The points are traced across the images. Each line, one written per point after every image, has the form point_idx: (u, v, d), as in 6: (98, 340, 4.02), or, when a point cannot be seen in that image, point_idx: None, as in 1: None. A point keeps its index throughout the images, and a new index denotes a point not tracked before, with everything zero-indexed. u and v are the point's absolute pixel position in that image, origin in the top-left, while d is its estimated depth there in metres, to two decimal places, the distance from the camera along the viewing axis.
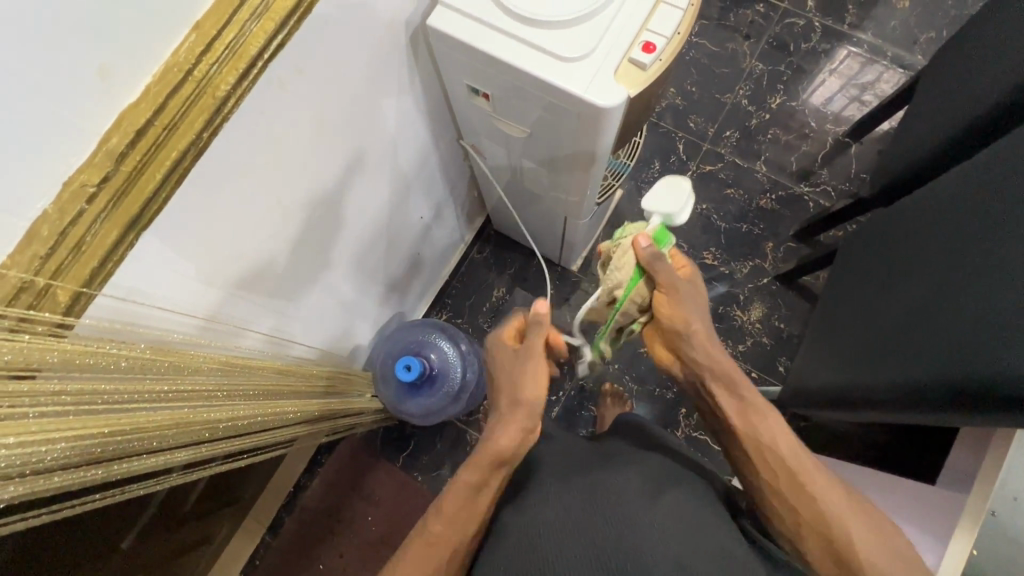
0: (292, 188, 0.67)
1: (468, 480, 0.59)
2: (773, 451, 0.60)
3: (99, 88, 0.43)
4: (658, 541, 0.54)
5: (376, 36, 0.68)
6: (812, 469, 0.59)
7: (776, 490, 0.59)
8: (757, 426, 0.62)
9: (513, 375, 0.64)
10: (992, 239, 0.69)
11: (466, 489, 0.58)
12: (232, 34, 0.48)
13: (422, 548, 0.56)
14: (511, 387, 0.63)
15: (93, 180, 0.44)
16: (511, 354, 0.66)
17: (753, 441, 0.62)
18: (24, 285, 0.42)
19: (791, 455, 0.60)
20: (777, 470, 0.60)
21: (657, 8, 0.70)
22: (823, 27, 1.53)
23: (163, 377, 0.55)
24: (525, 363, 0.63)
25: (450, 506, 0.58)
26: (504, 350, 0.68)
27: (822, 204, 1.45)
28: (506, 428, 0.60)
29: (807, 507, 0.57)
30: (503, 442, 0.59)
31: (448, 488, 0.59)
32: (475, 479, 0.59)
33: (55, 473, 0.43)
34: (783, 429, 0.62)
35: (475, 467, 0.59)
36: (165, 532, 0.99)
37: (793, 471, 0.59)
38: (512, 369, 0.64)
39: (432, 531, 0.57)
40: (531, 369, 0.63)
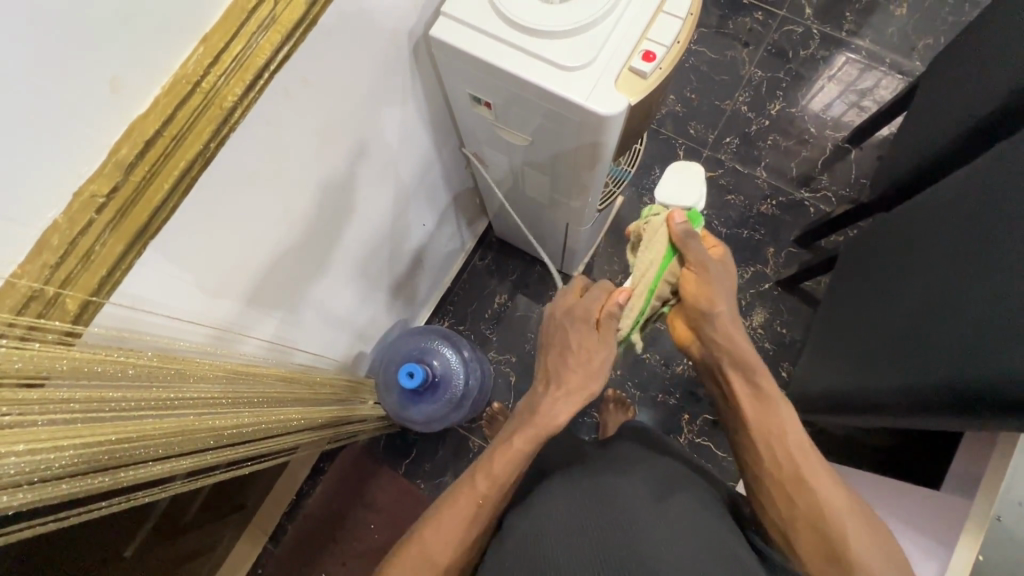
0: (297, 196, 0.68)
1: (520, 446, 0.62)
2: (782, 441, 0.61)
3: (110, 100, 0.43)
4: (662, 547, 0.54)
5: (379, 46, 0.69)
6: (818, 465, 0.60)
7: (776, 480, 0.60)
8: (769, 416, 0.63)
9: (590, 362, 0.67)
10: (992, 243, 0.69)
11: (518, 457, 0.62)
12: (240, 46, 0.49)
13: (467, 504, 0.60)
14: (583, 374, 0.67)
15: (102, 191, 0.44)
16: (593, 337, 0.68)
17: (763, 428, 0.62)
18: (34, 294, 0.42)
19: (800, 446, 0.61)
20: (783, 460, 0.60)
21: (655, 18, 0.70)
22: (821, 34, 1.54)
23: (169, 384, 0.55)
24: (603, 353, 0.68)
25: (498, 467, 0.61)
26: (586, 331, 0.68)
27: (822, 209, 1.45)
28: (569, 406, 0.65)
29: (807, 501, 0.58)
30: (563, 419, 0.64)
31: (498, 452, 0.63)
32: (528, 449, 0.62)
33: (62, 481, 0.43)
34: (795, 420, 0.63)
35: (528, 436, 0.63)
36: (168, 540, 0.99)
37: (800, 463, 0.60)
38: (588, 353, 0.67)
39: (477, 488, 0.60)
40: (604, 363, 0.68)
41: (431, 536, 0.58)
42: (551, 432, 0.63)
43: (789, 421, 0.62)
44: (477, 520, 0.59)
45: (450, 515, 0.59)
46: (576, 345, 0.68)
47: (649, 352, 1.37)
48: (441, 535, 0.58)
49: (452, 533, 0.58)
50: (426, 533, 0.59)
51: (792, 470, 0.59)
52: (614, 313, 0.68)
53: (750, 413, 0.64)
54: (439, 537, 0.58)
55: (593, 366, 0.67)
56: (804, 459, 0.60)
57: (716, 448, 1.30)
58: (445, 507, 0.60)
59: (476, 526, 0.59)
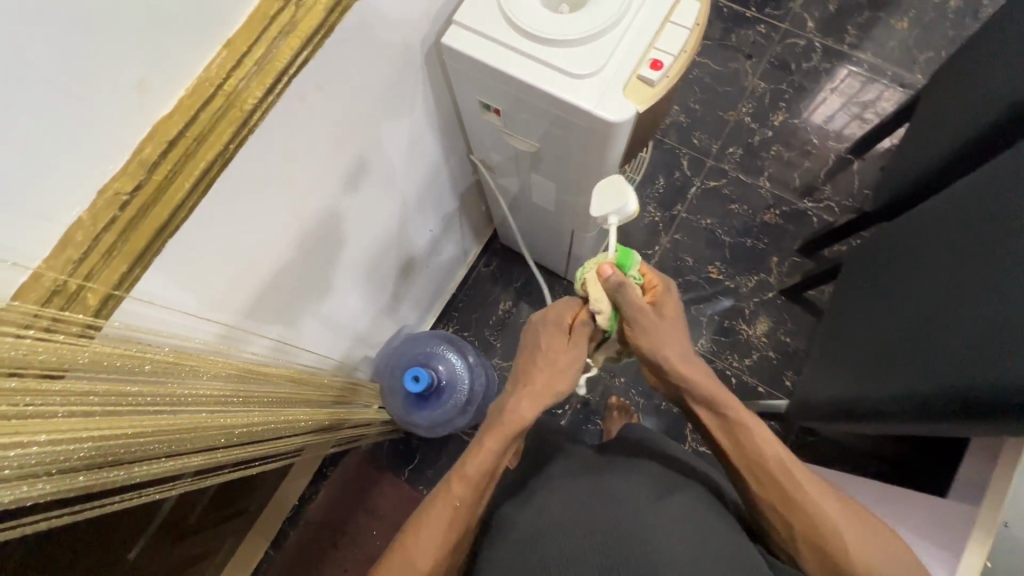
0: (308, 200, 0.69)
1: (490, 447, 0.59)
2: (763, 468, 0.59)
3: (137, 101, 0.45)
4: (670, 544, 0.55)
5: (392, 54, 0.70)
6: (805, 480, 0.58)
7: (769, 504, 0.60)
8: (743, 446, 0.61)
9: (558, 362, 0.63)
10: (994, 250, 0.70)
11: (490, 458, 0.58)
12: (261, 51, 0.50)
13: (443, 509, 0.57)
14: (550, 374, 0.62)
15: (126, 188, 0.46)
16: (563, 343, 0.63)
17: (743, 459, 0.61)
18: (58, 288, 0.44)
19: (784, 466, 0.59)
20: (769, 485, 0.59)
21: (663, 28, 0.72)
22: (823, 47, 1.57)
23: (182, 381, 0.57)
24: (573, 357, 0.63)
25: (471, 469, 0.58)
26: (556, 335, 0.63)
27: (825, 219, 1.46)
28: (536, 404, 0.60)
29: (800, 518, 0.57)
30: (530, 417, 0.60)
31: (470, 453, 0.59)
32: (499, 448, 0.59)
33: (79, 473, 0.44)
34: (773, 440, 0.60)
35: (498, 434, 0.59)
36: (171, 543, 0.99)
37: (787, 483, 0.58)
38: (556, 356, 0.63)
39: (452, 492, 0.58)
40: (575, 366, 0.63)
41: (411, 547, 0.56)
42: (521, 431, 0.59)
43: (767, 443, 0.60)
44: (457, 524, 0.58)
45: (428, 523, 0.57)
46: (544, 349, 0.63)
47: None
48: (422, 543, 0.56)
49: (433, 540, 0.56)
50: (406, 544, 0.57)
51: (781, 494, 0.58)
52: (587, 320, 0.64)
53: (726, 445, 0.62)
54: (420, 547, 0.56)
55: (561, 369, 0.62)
56: (789, 479, 0.58)
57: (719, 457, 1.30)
58: (423, 514, 0.58)
59: (457, 529, 0.58)
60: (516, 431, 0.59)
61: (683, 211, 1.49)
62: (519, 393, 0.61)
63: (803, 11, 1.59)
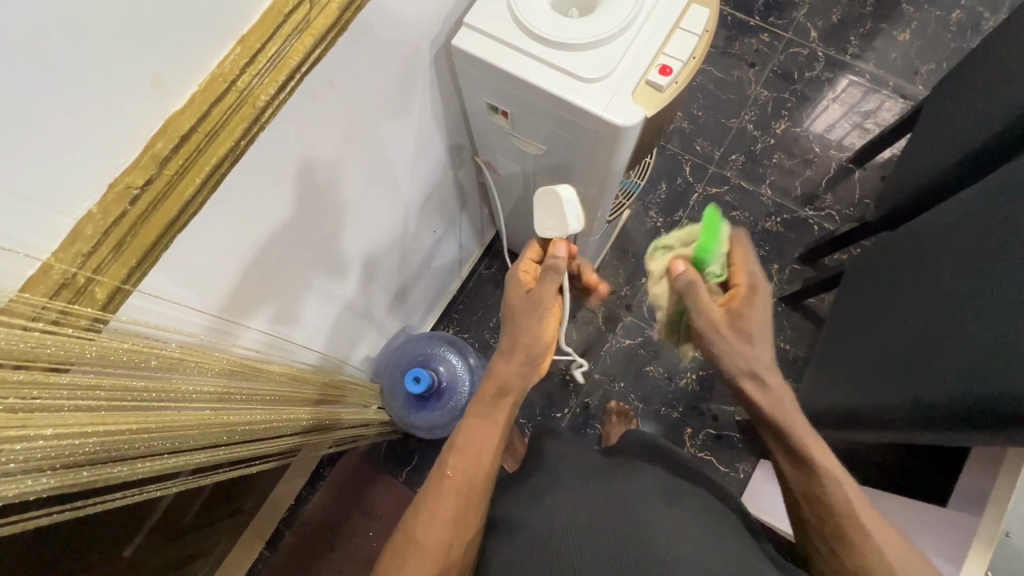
0: (315, 199, 0.69)
1: (475, 413, 0.63)
2: (824, 503, 0.57)
3: (150, 96, 0.45)
4: (677, 544, 0.55)
5: (402, 55, 0.70)
6: (865, 518, 0.56)
7: (821, 536, 0.58)
8: (812, 476, 0.59)
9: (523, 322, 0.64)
10: (997, 260, 0.70)
11: (475, 426, 0.62)
12: (274, 47, 0.50)
13: (438, 476, 0.59)
14: (512, 330, 0.65)
15: (137, 182, 0.46)
16: (521, 292, 0.66)
17: (803, 490, 0.59)
18: (65, 282, 0.43)
19: (845, 503, 0.56)
20: (826, 519, 0.57)
21: (672, 34, 0.72)
22: (826, 57, 1.58)
23: (187, 377, 0.57)
24: (533, 308, 0.64)
25: (461, 438, 0.62)
26: (513, 286, 0.68)
27: (826, 228, 1.47)
28: (510, 362, 0.64)
29: (850, 555, 0.55)
30: (505, 375, 0.64)
31: (459, 427, 0.63)
32: (485, 415, 0.63)
33: (83, 469, 0.45)
34: (841, 475, 0.58)
35: (478, 401, 0.64)
36: (166, 542, 0.98)
37: (843, 519, 0.56)
38: (515, 309, 0.65)
39: (445, 463, 0.60)
40: (533, 319, 0.64)
41: (415, 522, 0.57)
42: (496, 388, 0.64)
43: (831, 479, 0.57)
44: (458, 496, 0.58)
45: (426, 490, 0.59)
46: (505, 303, 0.68)
47: (652, 364, 1.37)
48: (422, 512, 0.57)
49: (433, 508, 0.57)
50: (412, 521, 0.57)
51: (835, 530, 0.56)
52: (555, 259, 0.65)
53: (790, 472, 0.61)
54: (423, 519, 0.56)
55: (522, 322, 0.64)
56: (850, 517, 0.56)
57: (718, 462, 1.30)
58: (425, 486, 0.60)
59: (459, 501, 0.58)
60: (495, 392, 0.64)
61: (684, 217, 1.50)
62: (493, 356, 0.66)
63: (806, 21, 1.60)
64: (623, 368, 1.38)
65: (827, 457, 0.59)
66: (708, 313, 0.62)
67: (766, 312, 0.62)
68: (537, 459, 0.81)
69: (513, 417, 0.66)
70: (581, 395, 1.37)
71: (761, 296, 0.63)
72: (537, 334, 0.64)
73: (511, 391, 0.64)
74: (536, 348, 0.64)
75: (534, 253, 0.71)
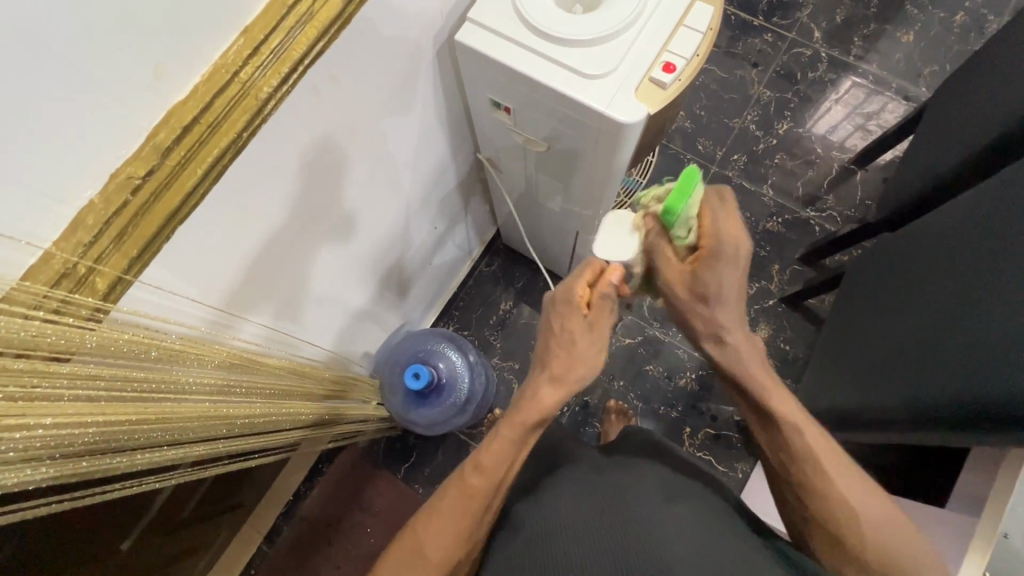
0: (316, 194, 0.69)
1: (508, 437, 0.60)
2: (791, 455, 0.58)
3: (153, 86, 0.45)
4: (677, 541, 0.55)
5: (406, 50, 0.70)
6: (827, 463, 0.57)
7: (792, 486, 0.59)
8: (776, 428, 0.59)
9: (573, 346, 0.62)
10: (997, 261, 0.70)
11: (505, 449, 0.60)
12: (278, 39, 0.50)
13: (459, 499, 0.58)
14: (568, 359, 0.62)
15: (138, 173, 0.45)
16: (579, 321, 0.63)
17: (770, 443, 0.60)
18: (65, 272, 0.43)
19: (810, 453, 0.57)
20: (793, 471, 0.58)
21: (676, 31, 0.72)
22: (829, 57, 1.57)
23: (186, 370, 0.57)
24: (594, 339, 0.63)
25: (488, 458, 0.59)
26: (571, 313, 0.63)
27: (827, 229, 1.47)
28: (557, 391, 0.61)
29: (819, 503, 0.56)
30: (548, 404, 0.61)
31: (485, 442, 0.60)
32: (516, 438, 0.60)
33: (83, 458, 0.45)
34: (803, 424, 0.58)
35: (515, 425, 0.60)
36: (164, 536, 0.98)
37: (807, 469, 0.57)
38: (575, 337, 0.62)
39: (468, 481, 0.59)
40: (593, 348, 0.62)
41: (426, 532, 0.57)
42: (540, 418, 0.61)
43: (793, 429, 0.58)
44: (473, 518, 0.58)
45: (445, 511, 0.57)
46: (559, 329, 0.63)
47: (652, 364, 1.37)
48: (436, 533, 0.56)
49: (449, 530, 0.56)
50: (421, 530, 0.57)
51: (804, 481, 0.57)
52: (607, 295, 0.65)
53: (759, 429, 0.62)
54: (434, 533, 0.56)
55: (581, 351, 0.62)
56: (815, 467, 0.57)
57: (717, 462, 1.30)
58: (440, 500, 0.59)
59: (473, 521, 0.58)
60: (536, 421, 0.61)
61: None
62: (539, 380, 0.62)
63: (810, 21, 1.60)
64: (622, 367, 1.38)
65: (790, 405, 0.59)
66: (672, 281, 0.62)
67: (739, 272, 0.59)
68: (536, 456, 0.81)
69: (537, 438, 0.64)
70: (580, 394, 1.37)
71: (729, 260, 0.58)
72: (595, 364, 0.62)
73: (547, 417, 0.61)
74: (590, 376, 0.62)
75: (591, 275, 0.67)
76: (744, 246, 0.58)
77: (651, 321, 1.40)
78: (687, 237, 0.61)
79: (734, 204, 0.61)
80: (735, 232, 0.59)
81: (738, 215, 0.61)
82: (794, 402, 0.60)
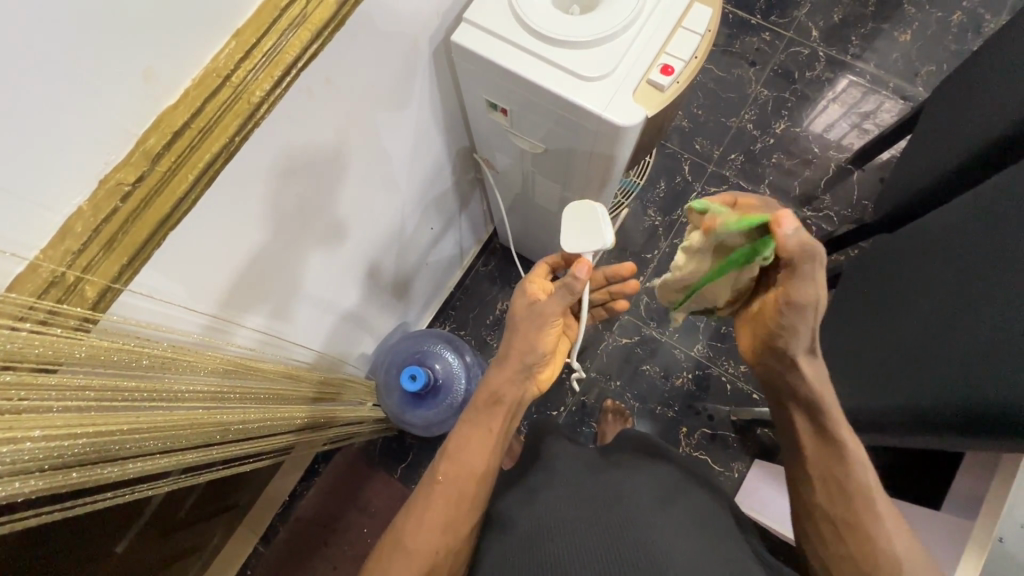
0: (312, 197, 0.68)
1: (471, 419, 0.62)
2: (844, 485, 0.58)
3: (144, 90, 0.44)
4: (670, 542, 0.54)
5: (401, 52, 0.70)
6: (880, 501, 0.57)
7: (827, 515, 0.59)
8: (840, 457, 0.60)
9: (518, 326, 0.63)
10: (995, 266, 0.70)
11: (470, 434, 0.61)
12: (271, 42, 0.49)
13: (429, 486, 0.58)
14: (509, 337, 0.63)
15: (129, 179, 0.45)
16: (526, 303, 0.64)
17: (824, 474, 0.60)
18: (54, 280, 0.43)
19: (865, 488, 0.58)
20: (840, 504, 0.58)
21: (675, 32, 0.72)
22: (827, 56, 1.57)
23: (178, 377, 0.57)
24: (534, 320, 0.62)
25: (454, 443, 0.61)
26: (519, 296, 0.64)
27: (824, 228, 1.46)
28: (502, 370, 0.62)
29: (860, 538, 0.56)
30: (500, 385, 0.62)
31: (451, 433, 0.62)
32: (477, 420, 0.62)
33: (72, 470, 0.44)
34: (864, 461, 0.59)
35: (474, 407, 0.63)
36: (158, 539, 0.97)
37: (857, 501, 0.57)
38: (516, 319, 0.64)
39: (437, 468, 0.59)
40: (531, 330, 0.62)
41: (404, 526, 0.56)
42: (490, 396, 0.62)
43: (859, 463, 0.59)
44: (451, 507, 0.57)
45: (418, 499, 0.58)
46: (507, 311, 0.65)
47: (649, 363, 1.37)
48: (413, 522, 0.56)
49: (422, 518, 0.56)
50: (399, 528, 0.57)
51: (848, 514, 0.57)
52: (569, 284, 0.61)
53: (811, 450, 0.62)
54: (410, 524, 0.56)
55: (520, 331, 0.62)
56: (865, 504, 0.57)
57: (713, 462, 1.30)
58: (416, 492, 0.59)
59: (452, 509, 0.57)
60: (488, 400, 0.63)
61: (682, 216, 1.48)
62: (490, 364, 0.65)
63: (808, 20, 1.59)
64: (620, 367, 1.38)
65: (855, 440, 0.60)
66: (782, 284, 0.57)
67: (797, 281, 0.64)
68: (532, 458, 0.81)
69: (507, 427, 0.65)
70: (578, 394, 1.36)
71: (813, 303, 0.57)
72: (535, 348, 0.62)
73: (505, 399, 0.63)
74: (531, 359, 0.62)
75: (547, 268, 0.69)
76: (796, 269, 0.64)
77: (648, 321, 1.40)
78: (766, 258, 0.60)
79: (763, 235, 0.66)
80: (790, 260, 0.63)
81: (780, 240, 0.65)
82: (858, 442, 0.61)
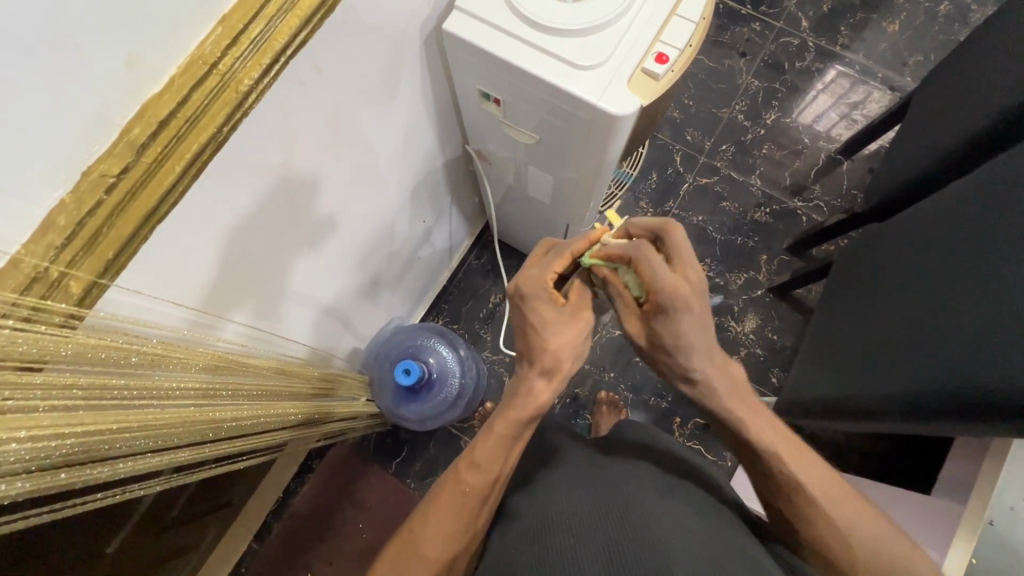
0: (301, 189, 0.67)
1: (501, 433, 0.58)
2: (775, 485, 0.55)
3: (127, 77, 0.43)
4: (678, 533, 0.54)
5: (392, 39, 0.68)
6: (820, 493, 0.53)
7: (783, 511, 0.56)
8: (769, 461, 0.54)
9: (562, 336, 0.59)
10: (981, 252, 0.71)
11: (499, 447, 0.58)
12: (259, 28, 0.48)
13: (452, 497, 0.57)
14: (550, 349, 0.58)
15: (113, 170, 0.43)
16: (557, 311, 0.60)
17: (758, 472, 0.57)
18: (38, 275, 0.41)
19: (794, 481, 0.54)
20: (781, 499, 0.56)
21: (669, 20, 0.71)
22: (816, 46, 1.57)
23: (169, 374, 0.56)
24: (576, 326, 0.60)
25: (482, 455, 0.57)
26: (545, 304, 0.60)
27: (814, 219, 1.47)
28: (551, 383, 0.59)
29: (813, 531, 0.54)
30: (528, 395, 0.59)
31: (476, 439, 0.59)
32: (510, 433, 0.58)
33: (60, 471, 0.43)
34: (783, 453, 0.54)
35: (509, 421, 0.58)
36: (150, 538, 0.96)
37: (795, 495, 0.54)
38: (552, 327, 0.59)
39: (462, 479, 0.57)
40: (574, 338, 0.59)
41: (418, 536, 0.56)
42: (534, 413, 0.58)
43: (774, 459, 0.54)
44: (469, 514, 0.57)
45: (440, 509, 0.56)
46: (535, 322, 0.60)
47: None
48: (433, 531, 0.55)
49: (446, 530, 0.55)
50: (417, 531, 0.56)
51: (792, 510, 0.55)
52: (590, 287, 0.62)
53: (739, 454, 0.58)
54: (428, 533, 0.55)
55: (568, 339, 0.59)
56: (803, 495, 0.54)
57: (706, 452, 1.31)
58: (435, 497, 0.58)
59: (469, 516, 0.57)
60: (524, 415, 0.58)
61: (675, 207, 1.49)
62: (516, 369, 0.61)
63: (797, 10, 1.59)
64: (612, 359, 1.38)
65: (768, 437, 0.54)
66: (631, 331, 0.59)
67: (697, 320, 0.53)
68: (531, 451, 0.80)
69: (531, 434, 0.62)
70: (571, 386, 1.37)
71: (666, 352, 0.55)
72: (581, 355, 0.60)
73: (545, 413, 0.59)
74: (576, 367, 0.60)
75: (561, 265, 0.64)
76: (688, 295, 0.52)
77: None
78: (637, 288, 0.59)
79: (679, 243, 0.56)
80: (677, 279, 0.53)
81: (682, 255, 0.55)
82: (773, 429, 0.55)
